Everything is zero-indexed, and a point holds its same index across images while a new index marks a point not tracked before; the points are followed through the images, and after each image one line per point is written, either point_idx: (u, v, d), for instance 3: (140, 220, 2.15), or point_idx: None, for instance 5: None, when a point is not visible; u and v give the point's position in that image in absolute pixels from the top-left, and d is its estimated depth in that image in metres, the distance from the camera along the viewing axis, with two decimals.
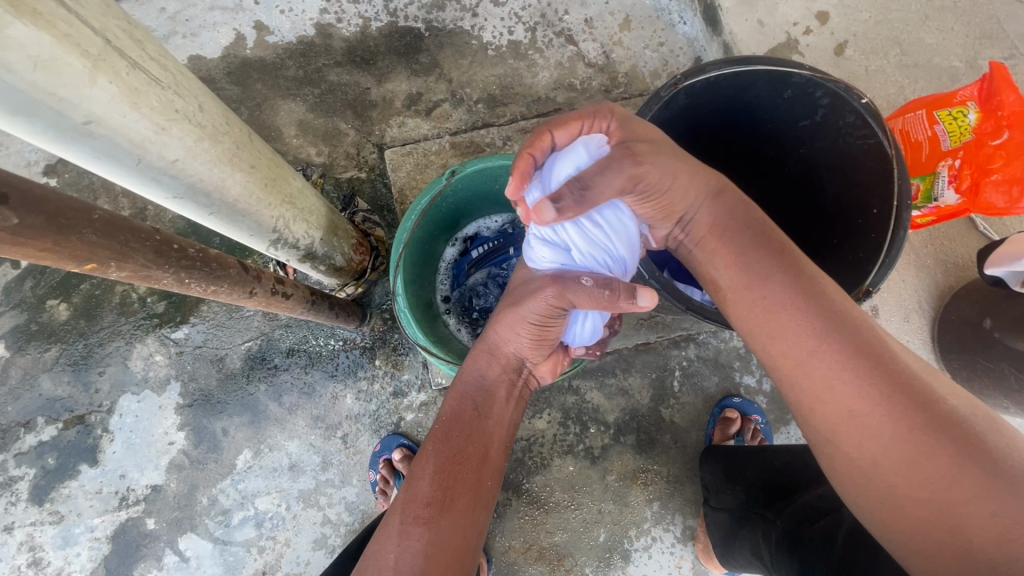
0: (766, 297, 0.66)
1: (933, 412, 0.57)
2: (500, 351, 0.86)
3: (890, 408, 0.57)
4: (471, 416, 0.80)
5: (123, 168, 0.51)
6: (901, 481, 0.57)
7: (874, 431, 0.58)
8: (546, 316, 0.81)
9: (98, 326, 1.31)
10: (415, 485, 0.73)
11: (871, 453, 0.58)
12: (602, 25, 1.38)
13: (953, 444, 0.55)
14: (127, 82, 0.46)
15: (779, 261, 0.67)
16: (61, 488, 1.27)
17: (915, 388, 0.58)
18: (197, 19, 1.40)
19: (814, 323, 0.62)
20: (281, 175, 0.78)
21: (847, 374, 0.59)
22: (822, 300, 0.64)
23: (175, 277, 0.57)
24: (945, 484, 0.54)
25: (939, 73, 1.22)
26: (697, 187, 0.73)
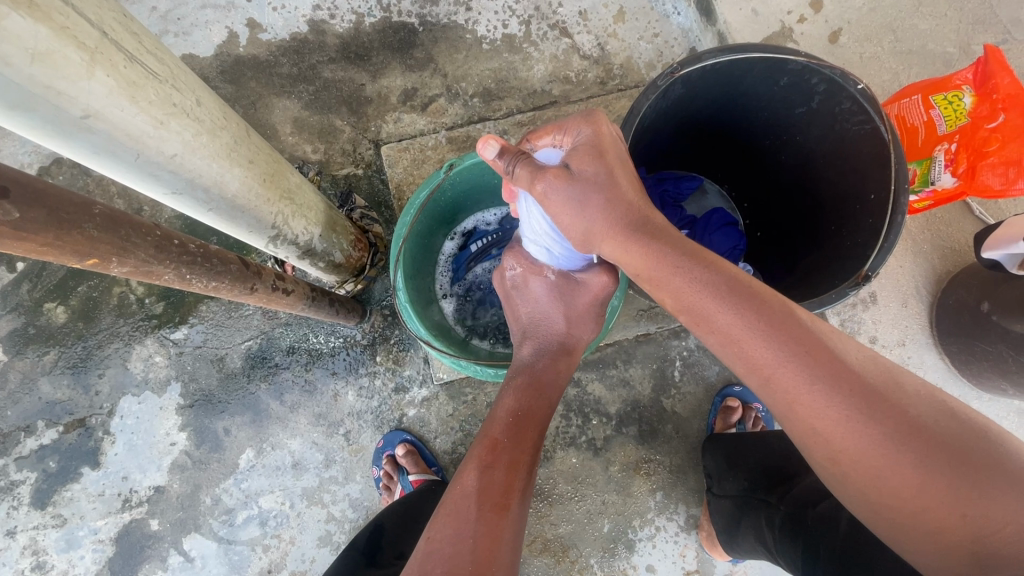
0: (714, 324, 0.62)
1: (897, 421, 0.54)
2: (578, 347, 0.92)
3: (853, 425, 0.55)
4: (540, 414, 0.83)
5: (122, 164, 0.51)
6: (874, 489, 0.56)
7: (844, 448, 0.56)
8: (604, 305, 0.90)
9: (96, 328, 1.30)
10: (491, 474, 0.73)
11: (844, 465, 0.57)
12: (595, 18, 1.38)
13: (918, 450, 0.53)
14: (125, 76, 0.45)
15: (722, 278, 0.63)
16: (63, 492, 1.27)
17: (877, 399, 0.55)
18: (189, 18, 1.39)
19: (767, 348, 0.59)
20: (279, 171, 0.77)
21: (808, 397, 0.57)
22: (771, 317, 0.60)
23: (176, 273, 0.56)
24: (914, 489, 0.53)
25: (932, 59, 1.22)
26: (604, 224, 0.70)
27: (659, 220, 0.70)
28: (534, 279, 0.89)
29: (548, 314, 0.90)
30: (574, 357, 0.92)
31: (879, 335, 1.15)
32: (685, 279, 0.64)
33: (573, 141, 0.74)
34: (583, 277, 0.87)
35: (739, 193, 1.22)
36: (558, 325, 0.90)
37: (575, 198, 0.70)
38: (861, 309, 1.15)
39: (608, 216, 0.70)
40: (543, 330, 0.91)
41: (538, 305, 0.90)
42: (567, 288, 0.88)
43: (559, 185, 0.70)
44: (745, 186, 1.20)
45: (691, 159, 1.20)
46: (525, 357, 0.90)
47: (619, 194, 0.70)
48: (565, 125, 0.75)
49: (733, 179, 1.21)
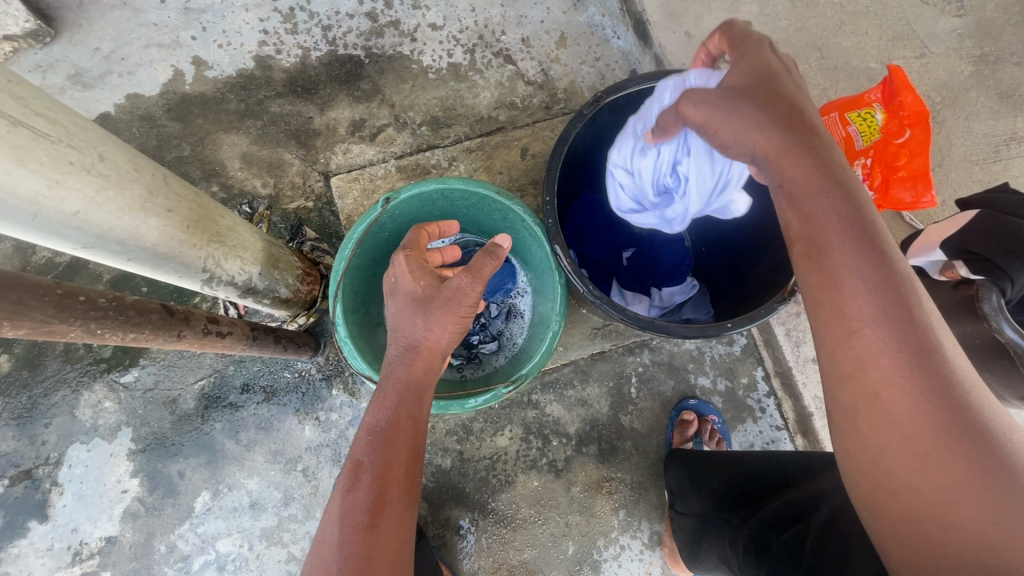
0: (822, 261, 0.58)
1: (967, 415, 0.50)
2: (433, 350, 0.82)
3: (926, 407, 0.50)
4: (405, 419, 0.77)
5: (19, 225, 0.51)
6: (906, 471, 0.51)
7: (898, 425, 0.52)
8: (472, 305, 0.83)
9: (42, 376, 1.27)
10: (353, 495, 0.70)
11: (885, 435, 0.52)
12: (538, 44, 1.41)
13: (982, 462, 0.48)
14: (9, 141, 0.45)
15: (856, 224, 0.57)
16: (10, 548, 1.22)
17: (954, 387, 0.51)
18: (133, 58, 1.40)
19: (866, 300, 0.54)
20: (206, 215, 0.77)
21: (885, 358, 0.52)
22: (892, 278, 0.55)
23: (85, 329, 0.56)
24: (947, 483, 0.49)
25: (857, 75, 1.27)
26: (757, 125, 0.64)
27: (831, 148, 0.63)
28: (404, 281, 0.84)
29: (402, 322, 0.83)
30: (433, 360, 0.82)
31: None
32: (810, 216, 0.59)
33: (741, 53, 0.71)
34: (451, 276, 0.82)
35: None
36: (417, 325, 0.81)
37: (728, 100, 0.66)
38: None
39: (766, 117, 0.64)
40: (396, 339, 0.83)
41: (400, 307, 0.84)
42: (431, 292, 0.83)
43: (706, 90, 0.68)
44: None
45: None
46: (386, 365, 0.82)
47: (785, 102, 0.64)
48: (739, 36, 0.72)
49: None
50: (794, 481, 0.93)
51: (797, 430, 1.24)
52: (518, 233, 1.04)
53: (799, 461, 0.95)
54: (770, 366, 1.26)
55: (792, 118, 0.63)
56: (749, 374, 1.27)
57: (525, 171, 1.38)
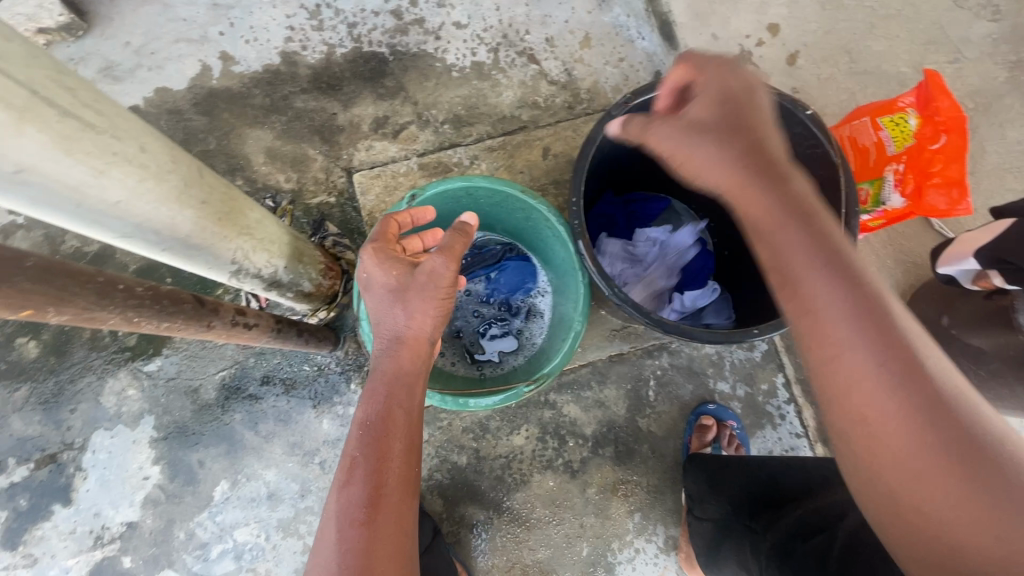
0: (798, 288, 0.59)
1: (959, 432, 0.49)
2: (418, 335, 0.82)
3: (915, 428, 0.50)
4: (394, 412, 0.77)
5: (63, 213, 0.52)
6: (905, 492, 0.51)
7: (891, 449, 0.51)
8: (450, 286, 0.83)
9: (69, 362, 1.29)
10: (347, 491, 0.70)
11: (880, 458, 0.52)
12: (562, 44, 1.41)
13: (983, 480, 0.48)
14: (58, 131, 0.46)
15: (826, 250, 0.59)
16: (34, 530, 1.25)
17: (945, 406, 0.50)
18: (162, 52, 1.42)
19: (843, 324, 0.55)
20: (237, 207, 0.78)
21: (869, 381, 0.53)
22: (868, 301, 0.55)
23: (122, 317, 0.57)
24: (947, 502, 0.48)
25: (888, 79, 1.24)
26: (722, 168, 0.67)
27: (796, 178, 0.66)
28: (376, 274, 0.84)
29: (383, 313, 0.83)
30: (418, 348, 0.82)
31: None
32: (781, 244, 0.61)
33: (703, 81, 0.71)
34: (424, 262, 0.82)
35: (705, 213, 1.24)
36: (398, 317, 0.82)
37: (692, 145, 0.69)
38: None
39: (731, 156, 0.66)
40: (379, 331, 0.83)
41: (378, 299, 0.84)
42: (406, 280, 0.82)
43: (669, 132, 0.72)
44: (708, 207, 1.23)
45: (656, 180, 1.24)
46: (373, 360, 0.82)
47: (747, 137, 0.67)
48: (699, 69, 0.71)
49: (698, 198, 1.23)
50: (818, 490, 0.91)
51: (817, 438, 1.23)
52: (541, 232, 1.04)
53: (823, 469, 0.94)
54: (791, 372, 1.25)
55: (755, 146, 0.67)
56: (769, 380, 1.26)
57: (547, 171, 1.37)
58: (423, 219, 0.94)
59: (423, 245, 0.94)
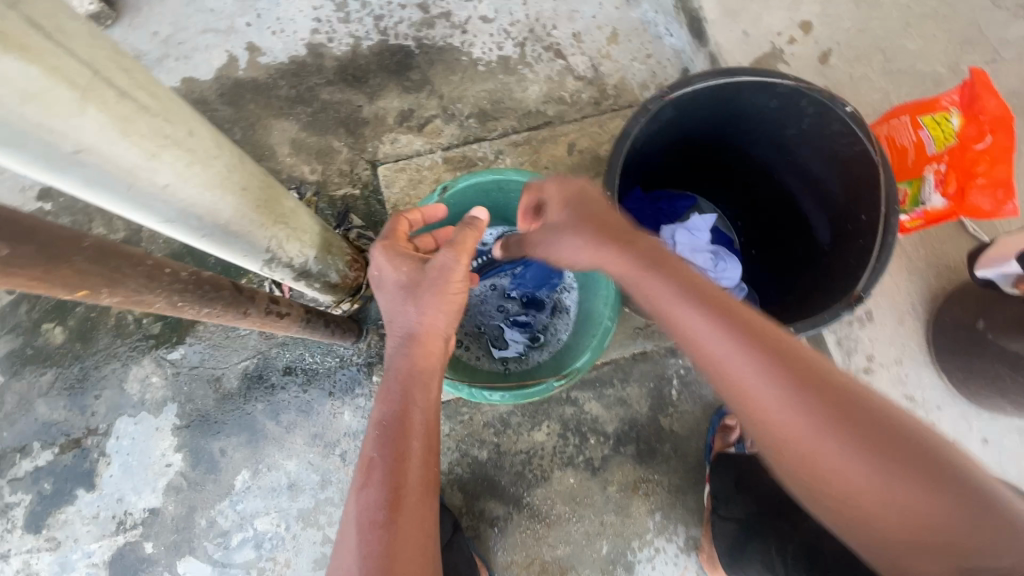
0: (690, 338, 0.65)
1: (851, 421, 0.57)
2: (431, 332, 0.80)
3: (816, 433, 0.57)
4: (409, 411, 0.74)
5: (115, 195, 0.52)
6: (826, 486, 0.58)
7: (805, 457, 0.58)
8: (462, 281, 0.82)
9: (94, 349, 1.30)
10: (365, 495, 0.68)
11: (801, 467, 0.59)
12: (589, 40, 1.40)
13: (876, 456, 0.56)
14: (116, 111, 0.46)
15: (699, 295, 0.65)
16: (58, 514, 1.26)
17: (834, 403, 0.58)
18: (189, 42, 1.43)
19: (735, 360, 0.61)
20: (274, 196, 0.78)
21: (772, 403, 0.59)
22: (745, 331, 0.62)
23: (168, 301, 0.57)
24: (859, 484, 0.56)
25: (922, 79, 1.22)
26: (589, 251, 0.74)
27: (650, 239, 0.73)
28: (387, 272, 0.83)
29: (395, 310, 0.81)
30: (432, 344, 0.80)
31: (875, 353, 1.14)
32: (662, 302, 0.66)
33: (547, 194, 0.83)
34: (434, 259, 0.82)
35: (736, 211, 1.23)
36: (410, 314, 0.80)
37: (559, 243, 0.78)
38: (857, 327, 1.15)
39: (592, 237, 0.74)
40: (392, 329, 0.82)
41: (390, 296, 0.83)
42: (417, 276, 0.81)
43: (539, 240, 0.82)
44: (740, 204, 1.21)
45: (686, 176, 1.22)
46: (388, 359, 0.80)
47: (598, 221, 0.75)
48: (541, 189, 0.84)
49: (730, 196, 1.22)
50: None
51: None
52: None
53: None
54: None
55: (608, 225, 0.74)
56: None
57: (572, 167, 1.37)
58: (437, 214, 0.93)
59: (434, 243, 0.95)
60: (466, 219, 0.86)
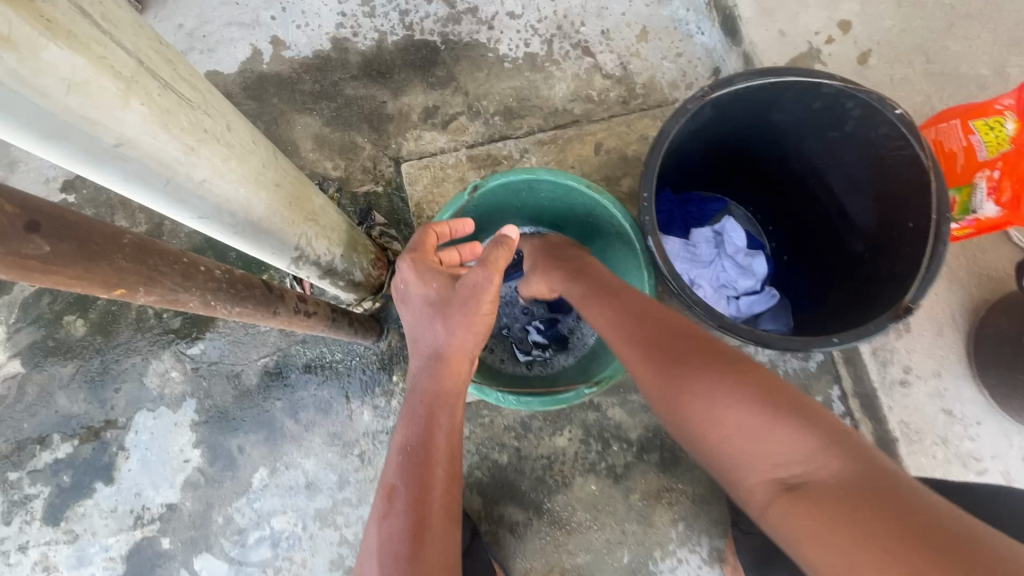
0: (600, 324, 0.82)
1: (700, 365, 0.67)
2: (457, 353, 0.77)
3: (672, 377, 0.68)
4: (431, 434, 0.71)
5: (152, 190, 0.50)
6: (696, 432, 0.65)
7: (671, 404, 0.68)
8: (492, 302, 0.78)
9: (115, 342, 1.30)
10: (388, 523, 0.66)
11: (674, 416, 0.68)
12: (618, 37, 1.37)
13: (720, 390, 0.63)
14: (159, 104, 0.44)
15: (606, 290, 0.84)
16: (76, 507, 1.26)
17: (689, 352, 0.69)
18: (214, 36, 1.42)
19: (620, 333, 0.78)
20: (304, 193, 0.76)
21: (644, 361, 0.73)
22: (631, 309, 0.79)
23: (202, 300, 0.55)
24: (712, 421, 0.63)
25: (966, 82, 1.19)
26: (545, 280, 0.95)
27: (588, 263, 0.92)
28: (415, 287, 0.82)
29: (422, 329, 0.80)
30: (457, 365, 0.77)
31: (913, 365, 1.11)
32: (580, 300, 0.87)
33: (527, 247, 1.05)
34: (462, 280, 0.77)
35: (766, 215, 1.20)
36: (438, 332, 0.78)
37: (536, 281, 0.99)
38: (894, 338, 1.12)
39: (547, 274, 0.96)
40: (417, 347, 0.80)
41: (418, 314, 0.81)
42: (446, 294, 0.78)
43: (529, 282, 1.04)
44: (771, 207, 1.18)
45: (717, 179, 1.19)
46: (411, 379, 0.79)
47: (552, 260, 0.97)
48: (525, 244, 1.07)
49: (761, 201, 1.19)
50: None
51: None
52: (603, 230, 1.02)
53: None
54: (848, 385, 1.16)
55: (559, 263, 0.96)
56: (823, 393, 1.18)
57: (599, 167, 1.34)
58: (466, 228, 0.89)
59: (461, 257, 0.91)
60: (498, 236, 0.79)
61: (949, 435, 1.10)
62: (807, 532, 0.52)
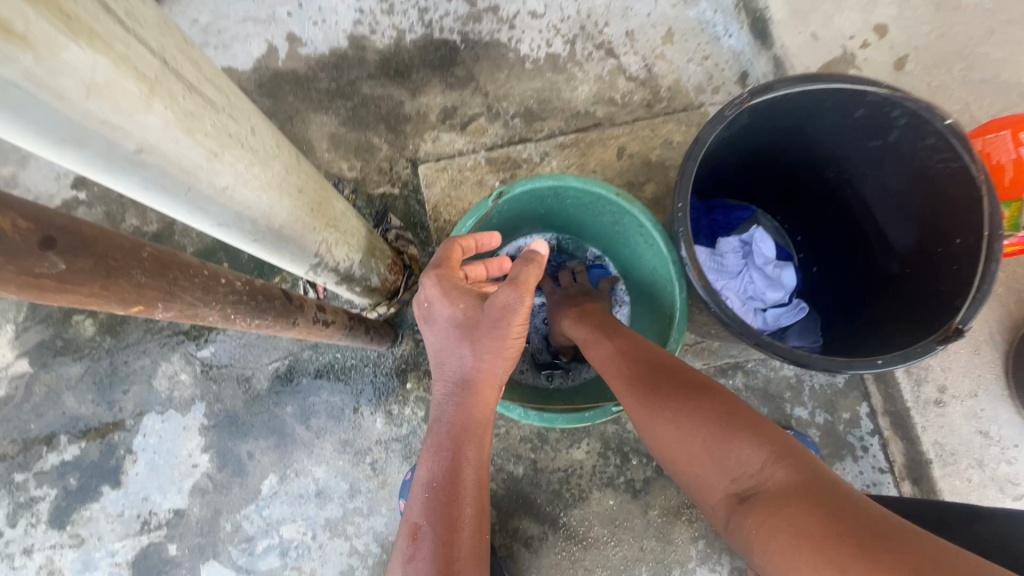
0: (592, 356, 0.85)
1: (673, 391, 0.70)
2: (485, 379, 0.75)
3: (648, 403, 0.72)
4: (458, 469, 0.69)
5: (172, 198, 0.47)
6: (671, 458, 0.68)
7: (649, 430, 0.71)
8: (522, 323, 0.75)
9: (124, 343, 1.27)
10: (412, 566, 0.62)
11: (653, 443, 0.71)
12: (643, 38, 1.33)
13: (689, 414, 0.67)
14: (183, 107, 0.41)
15: (599, 326, 0.88)
16: (83, 511, 1.24)
17: (664, 379, 0.73)
18: (229, 31, 1.39)
19: (607, 362, 0.81)
20: (326, 198, 0.73)
21: (624, 388, 0.76)
22: (620, 342, 0.82)
23: (221, 314, 0.52)
24: (682, 443, 0.66)
25: (1006, 91, 1.14)
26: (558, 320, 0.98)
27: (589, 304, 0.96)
28: (441, 306, 0.77)
29: (446, 352, 0.76)
30: (484, 392, 0.74)
31: (948, 384, 1.09)
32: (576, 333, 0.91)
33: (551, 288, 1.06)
34: (491, 301, 0.74)
35: (794, 224, 1.17)
36: (465, 356, 0.75)
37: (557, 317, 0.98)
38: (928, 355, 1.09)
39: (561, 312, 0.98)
40: (440, 371, 0.77)
41: (444, 334, 0.77)
42: (474, 315, 0.75)
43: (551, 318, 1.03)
44: (801, 217, 1.14)
45: (745, 187, 1.15)
46: (437, 407, 0.76)
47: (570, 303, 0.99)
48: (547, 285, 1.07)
49: (790, 210, 1.15)
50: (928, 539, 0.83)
51: (904, 476, 1.10)
52: (629, 239, 0.98)
53: (928, 511, 0.86)
54: (878, 403, 1.12)
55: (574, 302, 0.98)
56: (851, 409, 1.14)
57: (621, 172, 1.30)
58: (493, 243, 0.86)
59: (487, 272, 0.88)
60: (527, 254, 0.77)
61: (984, 457, 1.07)
62: (759, 541, 0.55)
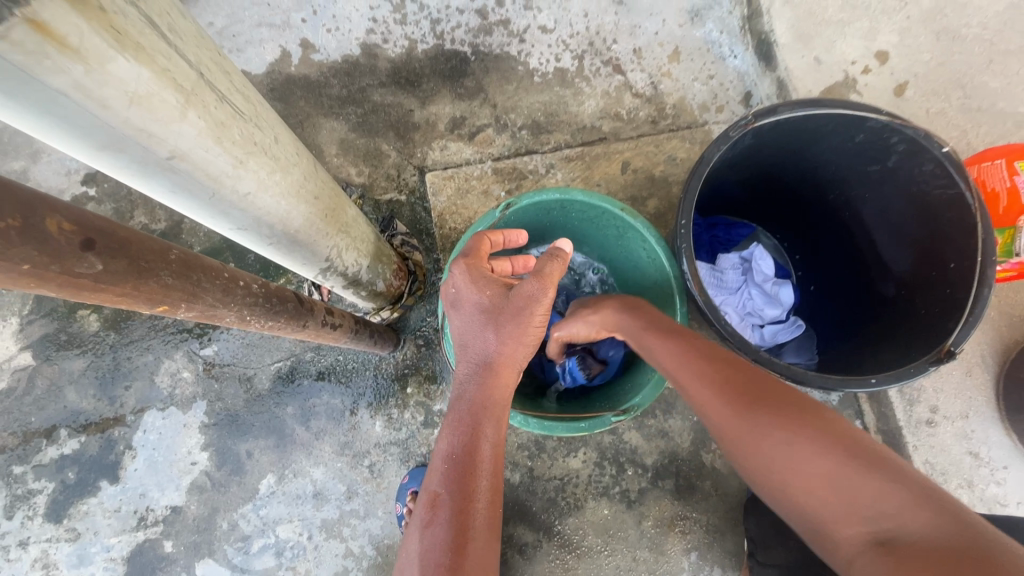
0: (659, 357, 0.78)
1: (772, 405, 0.63)
2: (505, 364, 0.77)
3: (744, 416, 0.64)
4: (478, 443, 0.70)
5: (198, 202, 0.49)
6: (772, 477, 0.61)
7: (745, 446, 0.63)
8: (545, 313, 0.77)
9: (128, 338, 1.28)
10: (432, 531, 0.63)
11: (748, 458, 0.63)
12: (650, 56, 1.36)
13: (797, 431, 0.59)
14: (215, 117, 0.43)
15: (665, 327, 0.81)
16: (79, 505, 1.24)
17: (761, 393, 0.65)
18: (244, 35, 1.41)
19: (683, 366, 0.73)
20: (339, 204, 0.75)
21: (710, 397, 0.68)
22: (696, 346, 0.75)
23: (239, 315, 0.54)
24: (788, 464, 0.59)
25: (1003, 120, 1.17)
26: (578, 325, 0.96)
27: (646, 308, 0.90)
28: (468, 292, 0.78)
29: (471, 336, 0.78)
30: (505, 375, 0.77)
31: (940, 405, 1.10)
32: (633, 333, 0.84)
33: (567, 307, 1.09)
34: (516, 290, 0.75)
35: (794, 244, 1.19)
36: (489, 339, 0.77)
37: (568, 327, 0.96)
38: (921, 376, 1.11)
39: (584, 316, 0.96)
40: (465, 353, 0.78)
41: (468, 318, 0.79)
42: (500, 302, 0.76)
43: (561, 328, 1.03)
44: (800, 236, 1.17)
45: (746, 206, 1.18)
46: (456, 386, 0.78)
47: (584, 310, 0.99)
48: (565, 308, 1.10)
49: (790, 229, 1.18)
50: None
51: None
52: (633, 252, 1.00)
53: None
54: (871, 421, 1.14)
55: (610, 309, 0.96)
56: None
57: (624, 186, 1.33)
58: (518, 240, 0.88)
59: (513, 269, 0.90)
60: (551, 249, 0.78)
61: (974, 478, 1.08)
62: None
